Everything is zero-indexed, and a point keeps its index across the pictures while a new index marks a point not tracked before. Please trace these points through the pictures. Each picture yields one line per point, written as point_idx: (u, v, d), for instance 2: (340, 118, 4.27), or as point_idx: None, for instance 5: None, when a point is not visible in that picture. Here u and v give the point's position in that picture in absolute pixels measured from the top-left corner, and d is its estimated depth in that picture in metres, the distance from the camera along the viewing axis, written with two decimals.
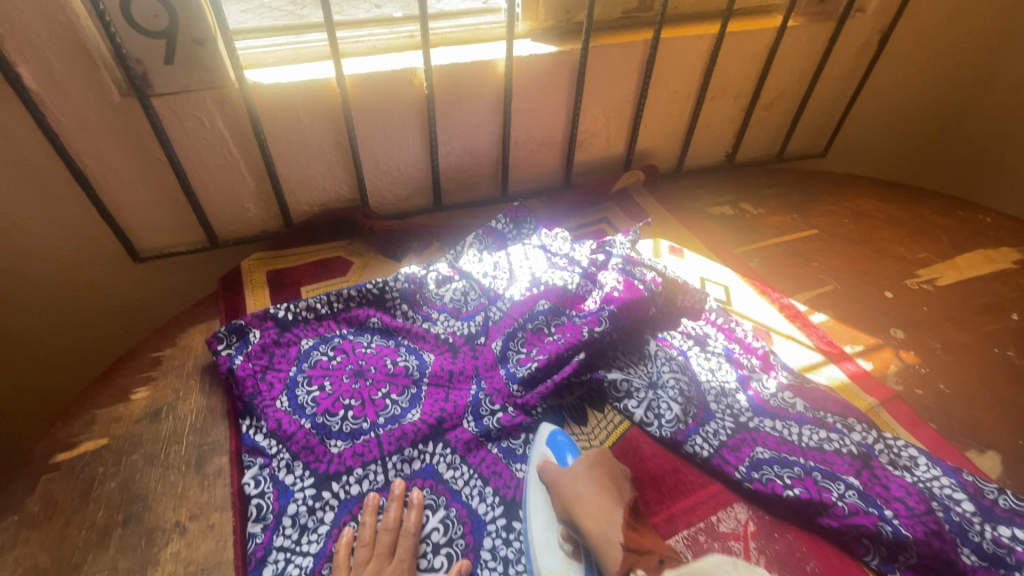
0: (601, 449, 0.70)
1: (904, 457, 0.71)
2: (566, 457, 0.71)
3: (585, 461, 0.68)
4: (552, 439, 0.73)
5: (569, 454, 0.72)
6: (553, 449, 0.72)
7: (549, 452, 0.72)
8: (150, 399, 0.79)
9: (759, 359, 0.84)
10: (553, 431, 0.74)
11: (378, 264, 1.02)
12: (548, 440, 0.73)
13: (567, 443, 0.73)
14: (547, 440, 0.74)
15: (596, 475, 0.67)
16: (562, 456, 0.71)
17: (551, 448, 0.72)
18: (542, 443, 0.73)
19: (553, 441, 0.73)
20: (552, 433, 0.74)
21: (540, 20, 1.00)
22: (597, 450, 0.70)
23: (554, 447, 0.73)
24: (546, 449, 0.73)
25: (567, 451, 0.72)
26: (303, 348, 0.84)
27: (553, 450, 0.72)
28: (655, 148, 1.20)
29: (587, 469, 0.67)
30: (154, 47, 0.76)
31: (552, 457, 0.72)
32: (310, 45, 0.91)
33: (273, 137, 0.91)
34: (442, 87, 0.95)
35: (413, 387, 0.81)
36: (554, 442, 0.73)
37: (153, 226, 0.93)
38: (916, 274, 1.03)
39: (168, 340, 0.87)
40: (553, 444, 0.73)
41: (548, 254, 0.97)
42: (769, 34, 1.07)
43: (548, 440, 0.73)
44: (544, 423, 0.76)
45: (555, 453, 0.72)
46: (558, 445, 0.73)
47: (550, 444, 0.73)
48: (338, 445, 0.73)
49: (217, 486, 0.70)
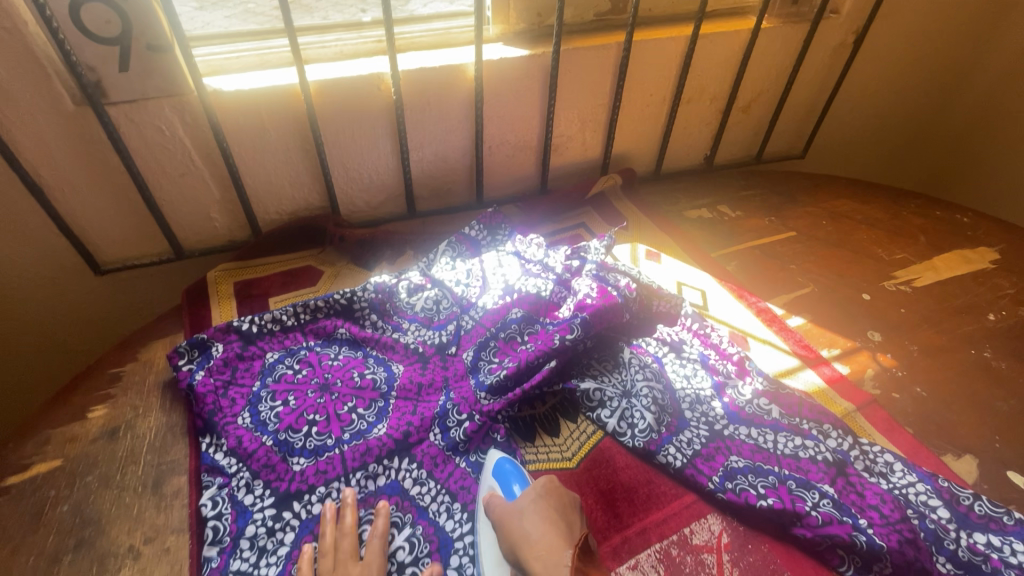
0: (548, 478, 0.67)
1: (880, 463, 0.70)
2: (512, 487, 0.68)
3: (532, 493, 0.65)
4: (498, 468, 0.70)
5: (514, 482, 0.68)
6: (499, 481, 0.69)
7: (496, 484, 0.69)
8: (108, 417, 0.77)
9: (734, 364, 0.82)
10: (499, 459, 0.71)
11: (349, 273, 1.00)
12: (493, 471, 0.70)
13: (514, 471, 0.70)
14: (493, 469, 0.70)
15: (542, 507, 0.64)
16: (509, 487, 0.68)
17: (497, 479, 0.69)
18: (488, 475, 0.70)
19: (498, 470, 0.70)
20: (499, 461, 0.71)
21: (511, 23, 0.99)
22: (544, 480, 0.67)
23: (500, 477, 0.69)
24: (492, 482, 0.69)
25: (515, 480, 0.69)
26: (268, 361, 0.81)
27: (499, 480, 0.69)
28: (631, 152, 1.18)
29: (534, 502, 0.64)
30: (107, 54, 0.74)
31: (498, 488, 0.68)
32: (276, 50, 0.89)
33: (237, 145, 0.88)
34: (411, 93, 0.93)
35: (380, 400, 0.79)
36: (500, 472, 0.70)
37: (114, 238, 0.91)
38: (894, 275, 1.02)
39: (129, 355, 0.85)
40: (499, 473, 0.70)
41: (522, 260, 0.95)
42: (744, 36, 1.06)
43: (494, 471, 0.70)
44: (492, 451, 0.73)
45: (501, 484, 0.69)
46: (504, 474, 0.69)
47: (495, 474, 0.70)
48: (300, 462, 0.71)
49: (174, 508, 0.68)
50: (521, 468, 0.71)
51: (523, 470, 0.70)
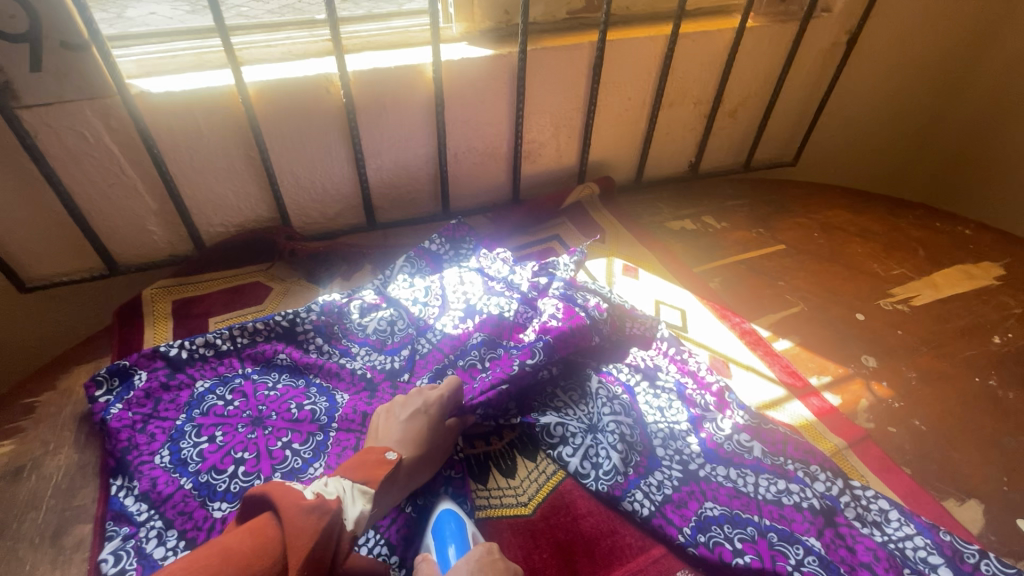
0: (486, 549, 0.54)
1: (873, 511, 0.62)
2: (447, 551, 0.57)
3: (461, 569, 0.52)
4: (440, 525, 0.60)
5: (451, 547, 0.58)
6: (436, 542, 0.59)
7: (433, 545, 0.59)
8: (15, 454, 0.69)
9: (714, 396, 0.74)
10: (443, 514, 0.61)
11: (300, 290, 0.92)
12: (432, 529, 0.60)
13: (454, 531, 0.59)
14: (434, 526, 0.60)
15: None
16: (444, 552, 0.57)
17: (435, 540, 0.59)
18: (428, 533, 0.60)
19: (439, 528, 0.60)
20: (442, 517, 0.61)
21: (476, 22, 0.92)
22: (480, 551, 0.54)
23: (439, 537, 0.59)
24: (430, 542, 0.59)
25: (451, 543, 0.58)
26: (197, 391, 0.73)
27: (436, 542, 0.59)
28: (610, 159, 1.11)
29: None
30: (15, 53, 0.66)
31: (433, 553, 0.58)
32: (216, 49, 0.82)
33: (172, 151, 0.81)
34: (365, 96, 0.85)
35: (320, 433, 0.71)
36: (439, 531, 0.59)
37: (39, 253, 0.83)
38: (891, 293, 0.95)
39: (48, 383, 0.77)
40: (439, 533, 0.59)
41: (485, 278, 0.88)
42: (728, 35, 0.99)
43: (434, 528, 0.60)
44: (440, 500, 0.63)
45: (439, 548, 0.58)
46: (443, 535, 0.59)
47: (434, 533, 0.59)
48: (222, 508, 0.63)
49: (72, 564, 0.60)
50: (465, 529, 0.59)
51: (467, 530, 0.60)
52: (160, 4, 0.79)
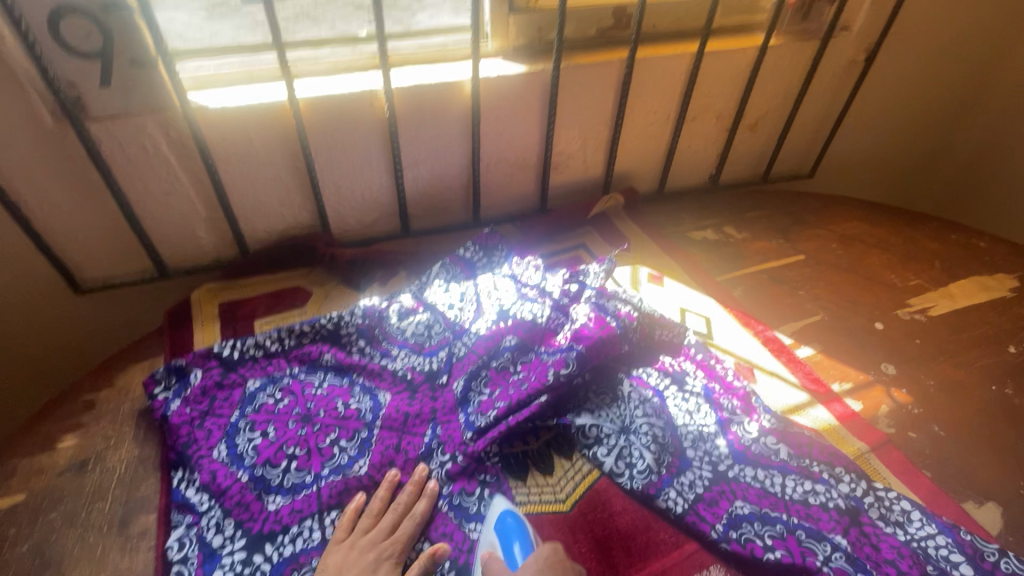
0: (552, 549, 0.63)
1: (896, 512, 0.65)
2: (512, 547, 0.64)
3: (535, 566, 0.61)
4: (502, 522, 0.66)
5: (515, 543, 0.64)
6: (500, 538, 0.65)
7: (496, 540, 0.65)
8: (79, 448, 0.73)
9: (740, 401, 0.78)
10: (503, 512, 0.67)
11: (339, 294, 0.96)
12: (495, 527, 0.66)
13: (517, 528, 0.66)
14: (495, 523, 0.66)
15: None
16: (509, 546, 0.64)
17: (499, 536, 0.65)
18: (489, 529, 0.66)
19: (501, 525, 0.66)
20: (502, 515, 0.67)
21: (511, 39, 0.96)
22: (548, 550, 0.63)
23: (502, 534, 0.65)
24: (492, 538, 0.66)
25: (516, 539, 0.65)
26: (248, 389, 0.77)
27: (500, 538, 0.65)
28: (634, 170, 1.15)
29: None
30: (89, 69, 0.71)
31: (499, 548, 0.64)
32: (267, 64, 0.86)
33: (224, 161, 0.85)
34: (405, 110, 0.89)
35: (364, 431, 0.75)
36: (502, 528, 0.66)
37: (96, 256, 0.88)
38: (908, 303, 0.98)
39: (106, 380, 0.81)
40: (501, 530, 0.66)
41: (517, 284, 0.91)
42: (751, 53, 1.03)
43: (495, 526, 0.66)
44: (495, 502, 0.68)
45: (503, 543, 0.65)
46: (507, 531, 0.65)
47: (498, 530, 0.66)
48: (276, 501, 0.67)
49: (140, 550, 0.64)
50: (525, 525, 0.66)
51: (527, 527, 0.66)
52: (178, 9, 0.79)
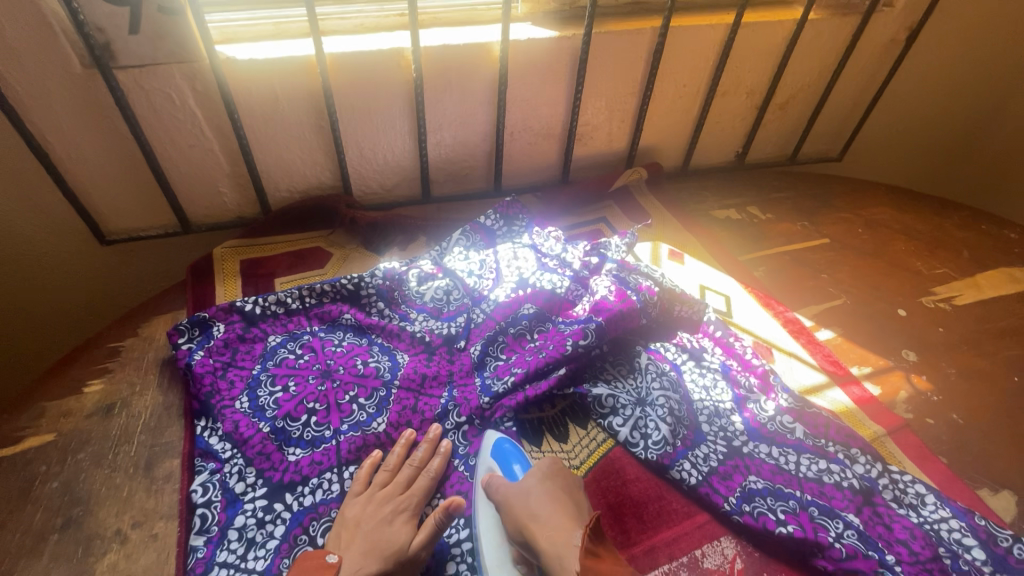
0: (552, 460, 0.67)
1: (910, 494, 0.65)
2: (512, 467, 0.69)
3: (538, 474, 0.65)
4: (498, 448, 0.70)
5: (514, 463, 0.69)
6: (499, 461, 0.69)
7: (495, 464, 0.69)
8: (104, 393, 0.74)
9: (758, 379, 0.77)
10: (498, 440, 0.71)
11: (358, 257, 0.96)
12: (493, 451, 0.70)
13: (514, 452, 0.70)
14: (492, 449, 0.70)
15: (549, 489, 0.64)
16: (509, 467, 0.69)
17: (497, 460, 0.69)
18: (487, 455, 0.70)
19: (498, 450, 0.70)
20: (498, 441, 0.71)
21: (541, 2, 0.93)
22: (548, 462, 0.67)
23: (500, 457, 0.70)
24: (491, 462, 0.70)
25: (514, 461, 0.69)
26: (270, 345, 0.79)
27: (499, 462, 0.69)
28: (659, 145, 1.13)
29: (541, 483, 0.64)
30: (118, 16, 0.70)
31: (499, 469, 0.69)
32: (293, 19, 0.84)
33: (249, 117, 0.85)
34: (432, 72, 0.88)
35: (382, 389, 0.75)
36: (500, 452, 0.70)
37: (120, 208, 0.88)
38: (934, 291, 0.96)
39: (130, 330, 0.82)
40: (499, 454, 0.70)
41: (538, 254, 0.91)
42: (788, 26, 0.99)
43: (494, 451, 0.70)
44: (488, 432, 0.72)
45: (501, 466, 0.69)
46: (505, 455, 0.70)
47: (495, 454, 0.70)
48: (296, 453, 0.68)
49: (165, 493, 0.65)
50: (520, 448, 0.71)
51: (523, 452, 0.71)
52: None
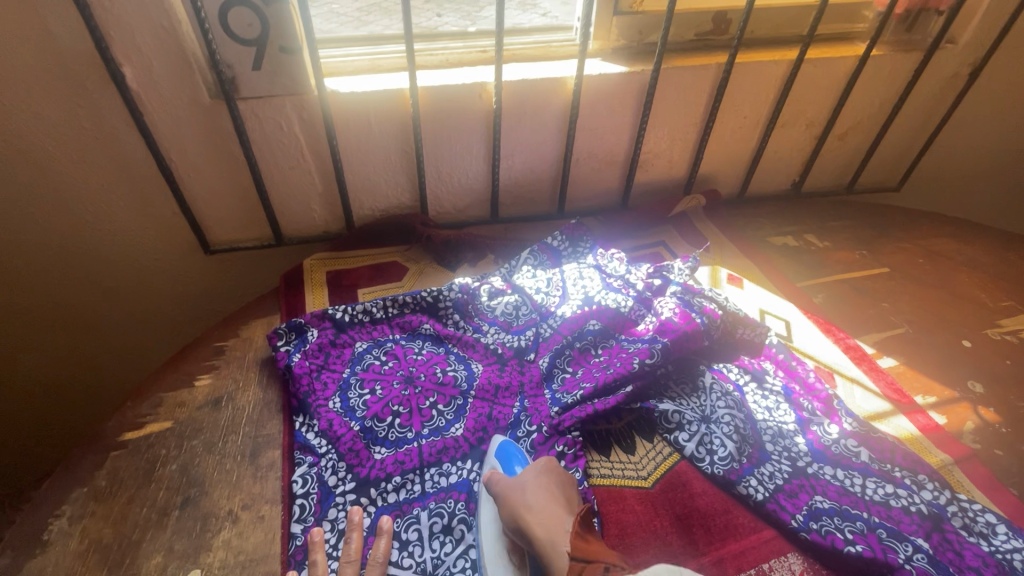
0: (549, 459, 0.69)
1: (980, 524, 0.66)
2: (513, 466, 0.71)
3: (534, 470, 0.67)
4: (502, 449, 0.73)
5: (516, 463, 0.71)
6: (501, 460, 0.72)
7: (499, 462, 0.72)
8: (213, 387, 0.83)
9: (821, 403, 0.80)
10: (503, 442, 0.74)
11: (432, 272, 1.03)
12: (497, 451, 0.73)
13: (517, 453, 0.72)
14: (497, 450, 0.73)
15: (544, 482, 0.66)
16: (510, 466, 0.71)
17: (500, 459, 0.72)
18: (491, 454, 0.73)
19: (502, 450, 0.73)
20: (503, 443, 0.74)
21: (611, 40, 1.00)
22: (547, 459, 0.69)
23: (504, 457, 0.72)
24: (495, 461, 0.72)
25: (516, 462, 0.71)
26: (357, 350, 0.86)
27: (502, 461, 0.72)
28: (718, 173, 1.17)
29: (537, 477, 0.66)
30: (246, 54, 0.80)
31: (501, 468, 0.71)
32: (388, 55, 0.93)
33: (345, 142, 0.93)
34: (511, 102, 0.95)
35: (460, 398, 0.81)
36: (503, 453, 0.72)
37: (225, 220, 0.98)
38: (1000, 324, 0.96)
39: (232, 332, 0.91)
40: (503, 454, 0.72)
41: (603, 274, 0.96)
42: (850, 62, 1.03)
43: (497, 451, 0.73)
44: (497, 434, 0.76)
45: (504, 465, 0.71)
46: (508, 456, 0.72)
47: (499, 454, 0.72)
48: (382, 452, 0.74)
49: (269, 480, 0.72)
50: (523, 451, 0.73)
51: (525, 455, 0.73)
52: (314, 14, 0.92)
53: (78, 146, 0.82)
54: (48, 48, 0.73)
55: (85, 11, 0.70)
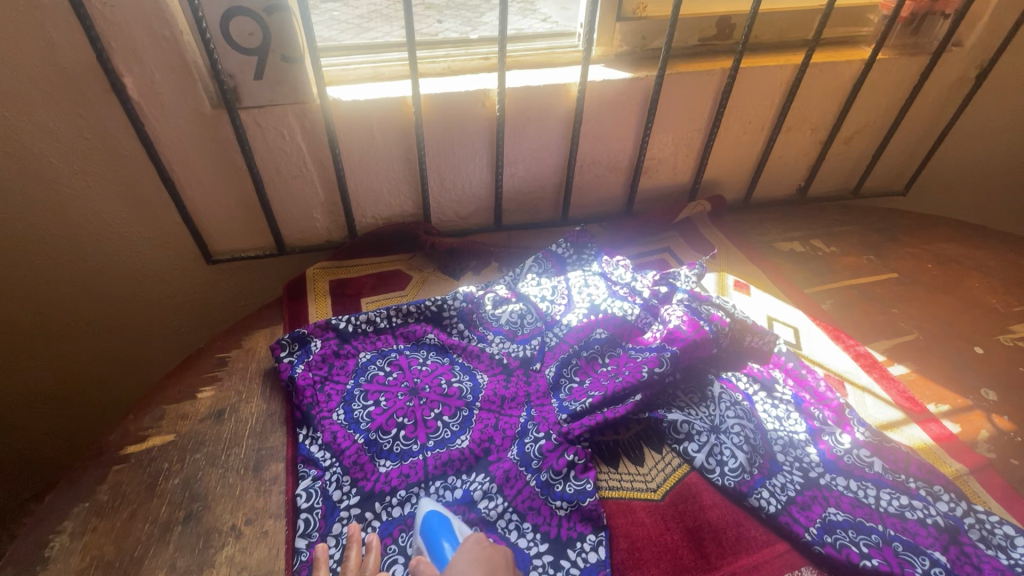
0: (477, 537, 0.59)
1: (998, 536, 0.65)
2: (442, 545, 0.61)
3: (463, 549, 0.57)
4: (428, 522, 0.64)
5: (444, 540, 0.61)
6: (428, 539, 0.62)
7: (425, 542, 0.62)
8: (215, 399, 0.82)
9: (832, 412, 0.78)
10: (429, 512, 0.65)
11: (436, 280, 1.02)
12: (422, 529, 0.63)
13: (442, 526, 0.63)
14: (422, 525, 0.64)
15: (477, 563, 0.55)
16: (437, 543, 0.61)
17: (427, 537, 0.62)
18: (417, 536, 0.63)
19: (427, 526, 0.63)
20: (428, 514, 0.64)
21: (614, 45, 0.99)
22: (473, 539, 0.58)
23: (430, 533, 0.62)
24: (422, 541, 0.63)
25: (444, 535, 0.62)
26: (361, 361, 0.85)
27: (429, 538, 0.62)
28: (722, 178, 1.16)
29: (468, 557, 0.56)
30: (248, 63, 0.79)
31: (428, 550, 0.61)
32: (390, 63, 0.93)
33: (347, 151, 0.93)
34: (514, 109, 0.94)
35: (465, 409, 0.80)
36: (428, 528, 0.63)
37: (227, 230, 0.97)
38: (1012, 330, 0.95)
39: (234, 342, 0.90)
40: (429, 529, 0.63)
41: (608, 282, 0.95)
42: (856, 66, 1.02)
43: (423, 527, 0.63)
44: (424, 501, 0.67)
45: (431, 543, 0.62)
46: (434, 529, 0.63)
47: (425, 531, 0.63)
48: (386, 465, 0.73)
49: (272, 494, 0.71)
50: (450, 519, 0.64)
51: (452, 526, 0.63)
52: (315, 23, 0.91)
53: (80, 156, 0.81)
54: (49, 60, 0.72)
55: (86, 21, 0.69)
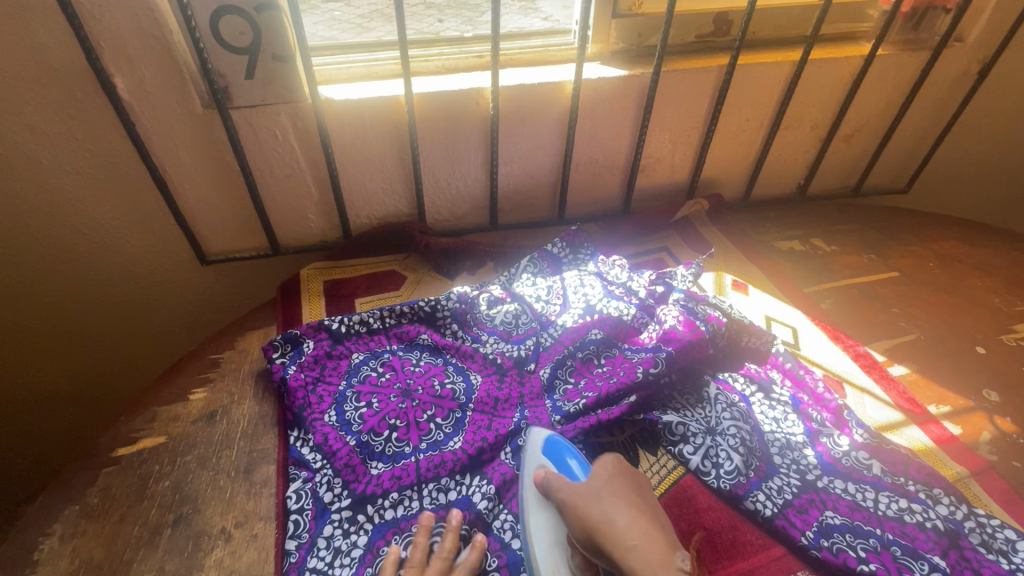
0: (612, 461, 0.68)
1: (999, 540, 0.63)
2: (566, 461, 0.69)
3: (602, 475, 0.66)
4: (549, 443, 0.70)
5: (568, 458, 0.70)
6: (551, 457, 0.69)
7: (547, 459, 0.69)
8: (207, 400, 0.81)
9: (831, 414, 0.77)
10: (547, 437, 0.71)
11: (431, 281, 1.02)
12: (545, 447, 0.70)
13: (565, 447, 0.70)
14: (543, 445, 0.70)
15: (616, 488, 0.65)
16: (561, 461, 0.69)
17: (550, 455, 0.69)
18: (538, 451, 0.69)
19: (550, 445, 0.70)
20: (549, 437, 0.71)
21: (610, 42, 0.98)
22: (611, 461, 0.68)
23: (552, 452, 0.70)
24: (542, 458, 0.69)
25: (566, 455, 0.70)
26: (354, 362, 0.84)
27: (551, 457, 0.69)
28: (720, 177, 1.15)
29: (609, 484, 0.65)
30: (238, 63, 0.78)
31: (552, 465, 0.69)
32: (384, 62, 0.92)
33: (340, 151, 0.92)
34: (508, 108, 0.94)
35: (458, 411, 0.79)
36: (552, 448, 0.70)
37: (220, 231, 0.97)
38: (1014, 329, 0.93)
39: (227, 343, 0.90)
40: (551, 449, 0.70)
41: (604, 281, 0.94)
42: (855, 62, 1.01)
43: (545, 447, 0.70)
44: (534, 427, 0.72)
45: (554, 460, 0.69)
46: (557, 450, 0.70)
47: (547, 450, 0.70)
48: (378, 467, 0.72)
49: (262, 496, 0.71)
50: (567, 442, 0.72)
51: (570, 446, 0.71)
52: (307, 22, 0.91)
53: (70, 157, 0.81)
54: (37, 60, 0.72)
55: (74, 21, 0.69)
